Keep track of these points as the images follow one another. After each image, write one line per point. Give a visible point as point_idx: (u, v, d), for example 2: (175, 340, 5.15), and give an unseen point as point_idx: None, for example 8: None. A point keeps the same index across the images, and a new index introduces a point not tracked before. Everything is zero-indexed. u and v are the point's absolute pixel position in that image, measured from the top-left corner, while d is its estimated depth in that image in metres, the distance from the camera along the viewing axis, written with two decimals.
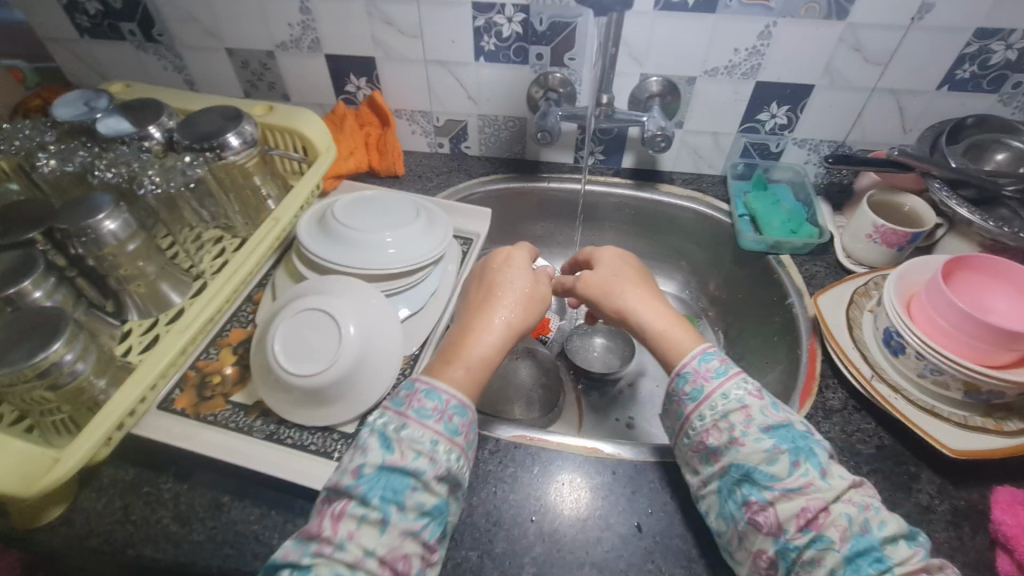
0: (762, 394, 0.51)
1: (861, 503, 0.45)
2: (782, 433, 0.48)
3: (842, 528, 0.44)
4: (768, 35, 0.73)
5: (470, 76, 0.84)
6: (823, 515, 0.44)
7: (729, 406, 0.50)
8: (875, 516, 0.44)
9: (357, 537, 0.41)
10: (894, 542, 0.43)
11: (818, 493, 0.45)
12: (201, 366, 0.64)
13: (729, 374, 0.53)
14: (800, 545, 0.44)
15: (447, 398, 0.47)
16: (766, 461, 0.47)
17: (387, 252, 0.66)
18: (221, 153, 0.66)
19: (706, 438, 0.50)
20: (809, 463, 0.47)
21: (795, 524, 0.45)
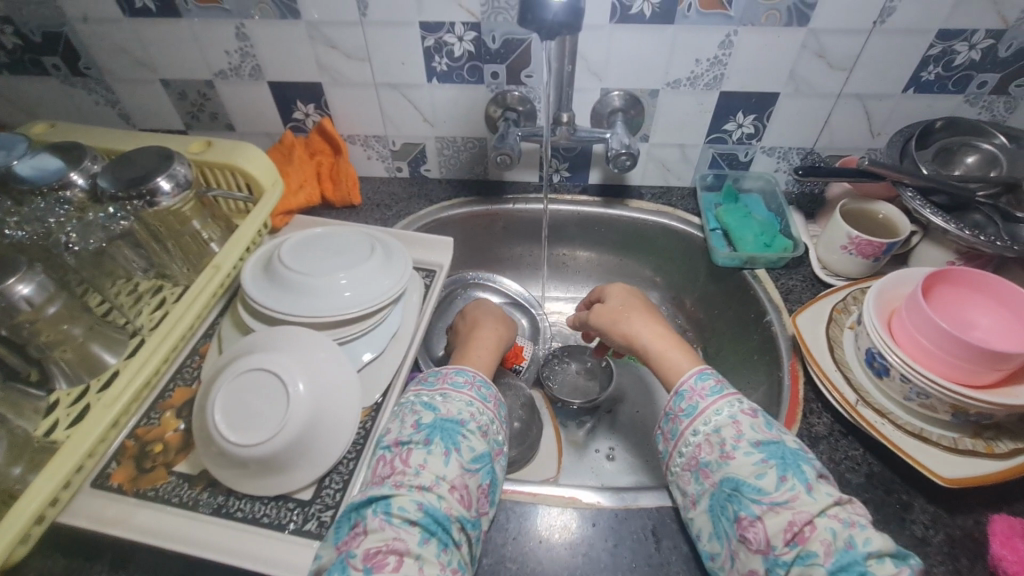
0: (755, 413, 0.52)
1: (846, 520, 0.44)
2: (771, 448, 0.49)
3: (830, 546, 0.43)
4: (729, 44, 0.70)
5: (424, 98, 0.79)
6: (809, 529, 0.44)
7: (720, 423, 0.51)
8: (860, 533, 0.43)
9: (427, 467, 0.50)
10: (879, 559, 0.42)
11: (803, 507, 0.45)
12: (141, 434, 0.58)
13: (724, 395, 0.54)
14: (788, 562, 0.44)
15: (473, 374, 0.60)
16: (754, 476, 0.47)
17: (341, 295, 0.61)
18: (152, 199, 0.60)
19: (698, 454, 0.51)
20: (797, 477, 0.47)
21: (781, 538, 0.44)
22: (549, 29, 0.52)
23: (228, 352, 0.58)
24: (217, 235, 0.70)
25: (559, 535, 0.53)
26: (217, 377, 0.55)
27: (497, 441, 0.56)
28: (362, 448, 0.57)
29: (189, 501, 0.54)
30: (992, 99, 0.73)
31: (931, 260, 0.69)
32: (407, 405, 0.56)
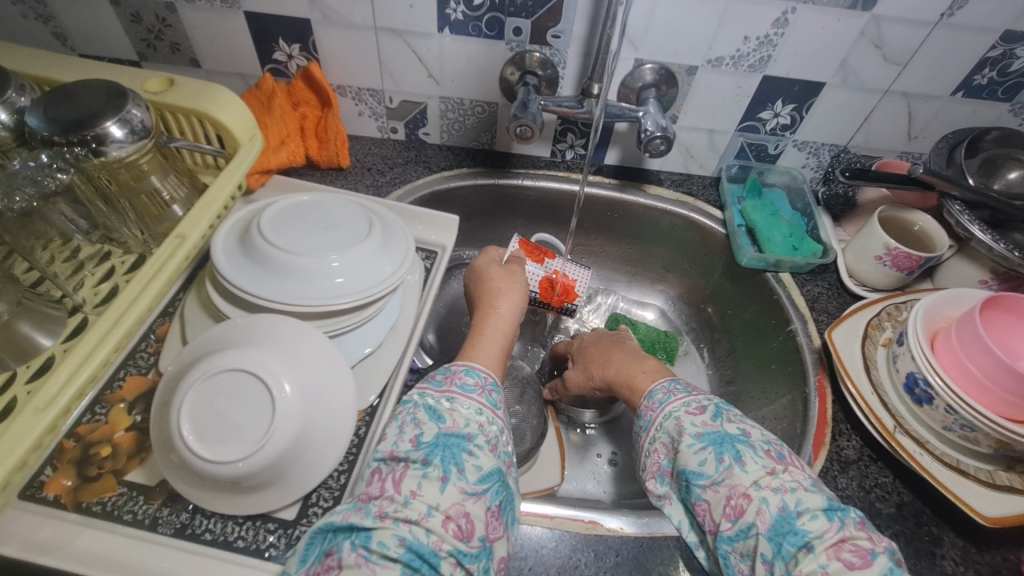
0: (701, 408, 0.49)
1: (779, 483, 0.42)
2: (710, 434, 0.46)
3: (765, 514, 0.41)
4: (784, 22, 0.63)
5: (432, 49, 0.68)
6: (744, 501, 0.42)
7: (669, 425, 0.50)
8: (791, 495, 0.41)
9: (420, 495, 0.41)
10: (811, 515, 0.40)
11: (738, 481, 0.43)
12: (83, 433, 0.48)
13: (673, 400, 0.52)
14: (733, 536, 0.42)
15: (485, 375, 0.52)
16: (696, 463, 0.45)
17: (332, 281, 0.51)
18: (99, 148, 0.49)
19: (658, 458, 0.50)
20: (731, 455, 0.44)
21: (723, 514, 0.43)
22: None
23: (197, 342, 0.48)
24: (181, 195, 0.59)
25: (579, 566, 0.48)
26: (184, 375, 0.45)
27: (508, 452, 0.48)
28: (356, 459, 0.50)
29: (145, 518, 0.45)
30: None
31: (962, 276, 0.66)
32: (407, 410, 0.48)
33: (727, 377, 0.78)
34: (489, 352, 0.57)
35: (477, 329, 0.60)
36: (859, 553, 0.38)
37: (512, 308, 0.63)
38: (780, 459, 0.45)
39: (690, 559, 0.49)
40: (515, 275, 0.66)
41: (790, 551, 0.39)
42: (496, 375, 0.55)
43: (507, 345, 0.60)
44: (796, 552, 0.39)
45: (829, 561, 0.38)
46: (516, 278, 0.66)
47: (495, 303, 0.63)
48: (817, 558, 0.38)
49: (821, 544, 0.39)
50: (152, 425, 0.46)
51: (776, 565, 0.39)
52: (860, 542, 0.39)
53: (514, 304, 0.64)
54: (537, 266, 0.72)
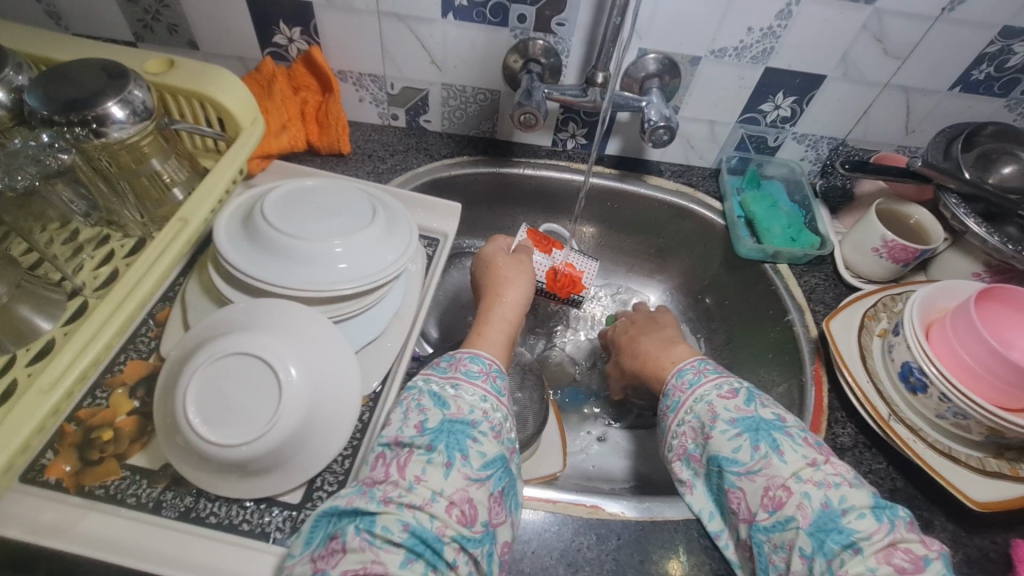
0: (734, 393, 0.50)
1: (822, 479, 0.43)
2: (745, 421, 0.47)
3: (807, 509, 0.42)
4: (787, 14, 0.63)
5: (435, 35, 0.68)
6: (785, 493, 0.43)
7: (700, 410, 0.50)
8: (836, 492, 0.42)
9: (424, 480, 0.42)
10: (859, 515, 0.41)
11: (776, 472, 0.44)
12: (84, 417, 0.48)
13: (704, 381, 0.53)
14: (768, 527, 0.43)
15: (489, 362, 0.53)
16: (731, 449, 0.46)
17: (336, 267, 0.51)
18: (99, 129, 0.48)
19: (685, 442, 0.51)
20: (768, 445, 0.45)
21: (761, 505, 0.44)
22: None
23: (201, 327, 0.48)
24: (182, 178, 0.58)
25: (581, 549, 0.49)
26: (189, 359, 0.45)
27: (511, 438, 0.49)
28: (360, 444, 0.50)
29: (148, 501, 0.45)
30: None
31: (956, 268, 0.67)
32: (412, 396, 0.48)
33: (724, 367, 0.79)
34: (493, 341, 0.57)
35: (482, 319, 0.60)
36: (910, 558, 0.39)
37: (517, 299, 0.63)
38: (819, 452, 0.46)
39: (690, 543, 0.50)
40: (522, 263, 0.67)
41: (834, 549, 0.40)
42: (501, 362, 0.55)
43: (512, 335, 0.60)
44: (840, 550, 0.40)
45: (878, 565, 0.39)
46: (523, 266, 0.67)
47: (499, 294, 0.63)
48: (865, 560, 0.39)
49: (870, 546, 0.39)
50: (156, 409, 0.46)
51: (816, 560, 0.40)
52: (911, 546, 0.40)
53: (520, 291, 0.64)
54: (544, 256, 0.74)
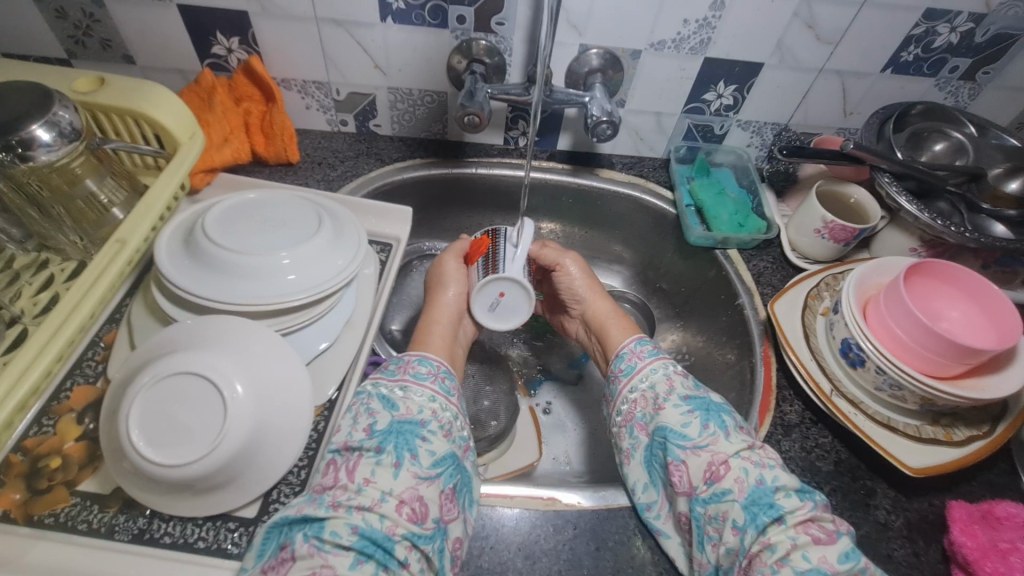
0: (687, 374, 0.55)
1: (757, 458, 0.47)
2: (697, 400, 0.51)
3: (743, 483, 0.45)
4: (720, 5, 0.64)
5: (375, 39, 0.68)
6: (724, 468, 0.46)
7: (655, 380, 0.54)
8: (770, 470, 0.46)
9: (373, 482, 0.42)
10: (786, 494, 0.45)
11: (720, 448, 0.47)
12: (30, 446, 0.47)
13: (658, 356, 0.56)
14: (706, 500, 0.46)
15: (437, 363, 0.53)
16: (681, 424, 0.49)
17: (283, 279, 0.51)
18: (26, 152, 0.47)
19: (634, 409, 0.54)
20: (717, 423, 0.49)
21: (701, 477, 0.47)
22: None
23: (145, 347, 0.48)
24: (121, 198, 0.57)
25: (539, 540, 0.50)
26: (132, 380, 0.45)
27: (463, 436, 0.50)
28: (316, 454, 0.50)
29: (100, 526, 0.45)
30: (959, 84, 0.73)
31: (895, 244, 0.70)
32: (361, 401, 0.49)
33: (683, 350, 0.80)
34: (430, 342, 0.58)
35: (424, 323, 0.60)
36: (826, 532, 0.43)
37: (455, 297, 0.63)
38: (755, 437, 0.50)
39: (644, 526, 0.52)
40: (443, 255, 0.65)
41: (764, 521, 0.43)
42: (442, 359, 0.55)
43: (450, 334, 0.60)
44: (769, 522, 0.43)
45: (798, 535, 0.42)
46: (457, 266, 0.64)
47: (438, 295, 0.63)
48: (786, 531, 0.43)
49: (793, 519, 0.43)
50: (101, 434, 0.46)
51: (747, 531, 0.43)
52: (826, 524, 0.44)
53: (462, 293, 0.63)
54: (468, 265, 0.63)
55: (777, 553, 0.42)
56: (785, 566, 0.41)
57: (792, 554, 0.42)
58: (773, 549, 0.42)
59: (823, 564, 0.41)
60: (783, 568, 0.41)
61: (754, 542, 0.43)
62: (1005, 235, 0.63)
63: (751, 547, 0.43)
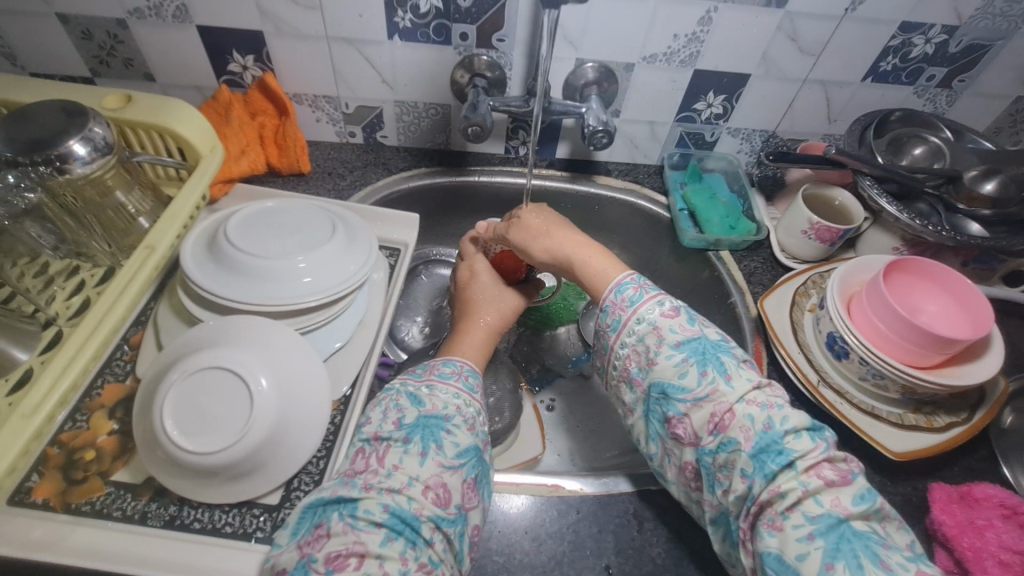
0: (676, 313, 0.53)
1: (764, 402, 0.46)
2: (692, 345, 0.50)
3: (748, 430, 0.44)
4: (708, 20, 0.68)
5: (383, 56, 0.72)
6: (729, 417, 0.46)
7: (643, 331, 0.52)
8: (777, 413, 0.45)
9: (402, 467, 0.46)
10: (796, 436, 0.44)
11: (722, 397, 0.47)
12: (66, 439, 0.50)
13: (645, 299, 0.54)
14: (714, 450, 0.46)
15: (461, 364, 0.57)
16: (677, 376, 0.49)
17: (300, 281, 0.55)
18: (63, 166, 0.51)
19: (630, 365, 0.53)
20: (715, 370, 0.48)
21: (705, 429, 0.47)
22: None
23: (174, 346, 0.51)
24: (147, 207, 0.61)
25: (544, 524, 0.53)
26: (164, 376, 0.48)
27: (483, 432, 0.53)
28: (333, 445, 0.54)
29: (134, 513, 0.48)
30: (936, 91, 0.77)
31: (879, 244, 0.73)
32: (390, 397, 0.53)
33: None
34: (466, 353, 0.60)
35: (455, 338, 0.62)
36: (838, 473, 0.42)
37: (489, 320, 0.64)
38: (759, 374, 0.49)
39: (642, 510, 0.55)
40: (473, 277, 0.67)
41: (773, 468, 0.43)
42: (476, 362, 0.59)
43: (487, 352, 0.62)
44: (778, 469, 0.43)
45: (809, 479, 0.42)
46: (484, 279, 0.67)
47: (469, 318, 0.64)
48: (797, 476, 0.42)
49: (803, 462, 0.43)
50: (135, 426, 0.49)
51: (756, 479, 0.43)
52: (839, 464, 0.43)
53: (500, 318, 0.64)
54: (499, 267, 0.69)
55: (788, 499, 0.41)
56: (796, 510, 0.41)
57: (804, 499, 0.41)
58: (783, 496, 0.41)
59: (836, 508, 0.41)
60: (794, 514, 0.41)
61: (763, 489, 0.42)
62: (980, 233, 0.66)
63: (759, 494, 0.42)
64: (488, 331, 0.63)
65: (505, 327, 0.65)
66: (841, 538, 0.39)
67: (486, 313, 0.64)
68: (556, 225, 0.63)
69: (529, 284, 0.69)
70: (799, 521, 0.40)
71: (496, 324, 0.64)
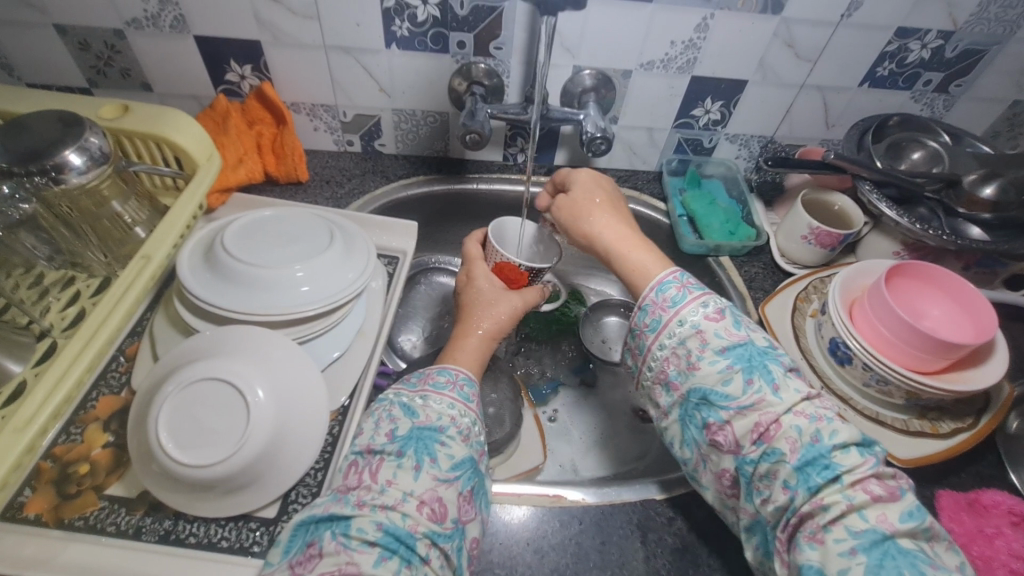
0: (721, 315, 0.50)
1: (812, 412, 0.44)
2: (737, 351, 0.48)
3: (794, 442, 0.43)
4: (705, 27, 0.68)
5: (381, 64, 0.72)
6: (774, 428, 0.44)
7: (685, 334, 0.50)
8: (826, 426, 0.43)
9: (395, 483, 0.46)
10: (845, 450, 0.42)
11: (767, 406, 0.45)
12: (60, 453, 0.50)
13: (688, 300, 0.51)
14: (755, 459, 0.44)
15: (456, 372, 0.56)
16: (721, 383, 0.47)
17: (298, 290, 0.54)
18: (58, 176, 0.50)
19: (667, 368, 0.51)
20: (762, 379, 0.46)
21: (747, 438, 0.45)
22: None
23: (170, 357, 0.50)
24: (143, 217, 0.61)
25: (546, 536, 0.52)
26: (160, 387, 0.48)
27: (479, 442, 0.52)
28: (331, 456, 0.53)
29: (128, 528, 0.47)
30: (933, 96, 0.77)
31: (880, 248, 0.73)
32: (383, 407, 0.53)
33: None
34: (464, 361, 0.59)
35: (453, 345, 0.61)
36: (886, 488, 0.41)
37: (488, 327, 0.62)
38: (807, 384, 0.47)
39: (646, 520, 0.54)
40: (473, 282, 0.66)
41: (817, 482, 0.41)
42: (472, 372, 0.58)
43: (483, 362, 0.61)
44: (823, 483, 0.41)
45: (855, 494, 0.40)
46: (483, 285, 0.66)
47: (467, 326, 0.62)
48: (842, 490, 0.41)
49: (850, 477, 0.41)
50: (130, 438, 0.48)
51: (799, 492, 0.42)
52: (887, 479, 0.42)
53: (499, 326, 0.63)
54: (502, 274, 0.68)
55: (831, 512, 0.40)
56: (840, 525, 0.40)
57: (849, 514, 0.40)
58: (827, 509, 0.40)
59: (882, 524, 0.39)
60: (838, 529, 0.39)
61: (806, 502, 0.41)
62: (982, 237, 0.66)
63: (802, 507, 0.41)
64: (484, 340, 0.61)
65: (503, 333, 0.63)
66: (887, 555, 0.38)
67: (482, 322, 0.62)
68: (605, 207, 0.62)
69: (535, 289, 0.68)
70: (843, 535, 0.39)
71: (492, 331, 0.62)
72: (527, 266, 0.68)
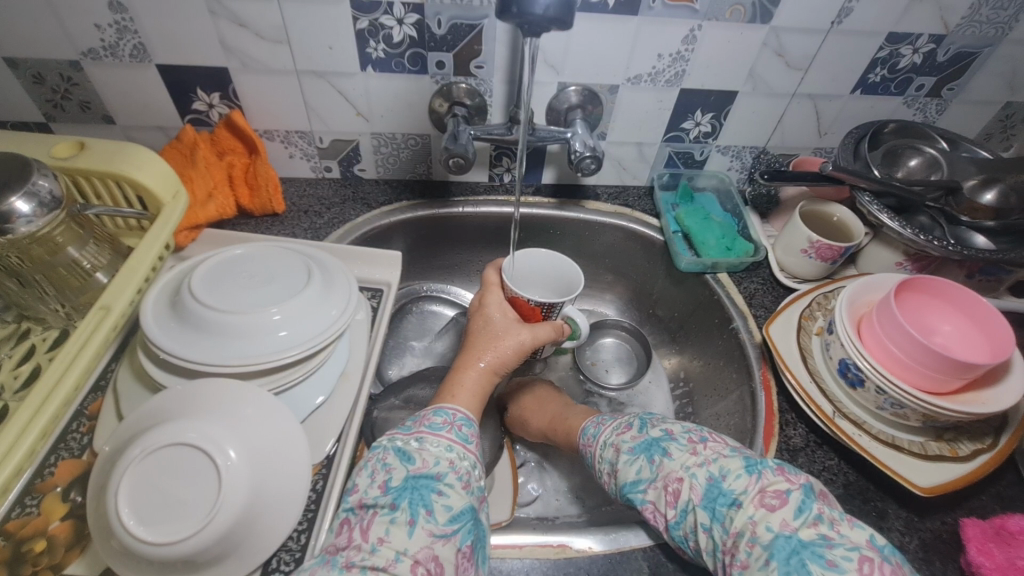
0: (628, 426, 0.57)
1: (703, 458, 0.49)
2: (640, 445, 0.53)
3: (696, 487, 0.47)
4: (692, 39, 0.66)
5: (357, 87, 0.68)
6: (678, 483, 0.49)
7: (608, 451, 0.56)
8: (717, 465, 0.48)
9: (387, 541, 0.42)
10: (738, 476, 0.47)
11: (669, 468, 0.50)
12: (11, 530, 0.45)
13: (604, 430, 0.59)
14: (678, 522, 0.48)
15: (454, 412, 0.53)
16: (635, 476, 0.52)
17: (274, 336, 0.50)
18: (4, 225, 0.46)
19: (608, 485, 0.56)
20: (659, 454, 0.51)
21: (667, 505, 0.49)
22: (535, 22, 0.47)
23: (134, 418, 0.46)
24: (103, 262, 0.56)
25: None
26: (120, 455, 0.43)
27: (480, 488, 0.49)
28: (316, 515, 0.49)
29: None
30: (926, 101, 0.76)
31: (882, 259, 0.71)
32: (377, 456, 0.48)
33: (681, 376, 0.81)
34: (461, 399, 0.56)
35: (449, 382, 0.58)
36: (779, 495, 0.44)
37: (488, 363, 0.59)
38: (698, 436, 0.52)
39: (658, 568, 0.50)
40: (482, 310, 0.63)
41: (723, 513, 0.45)
42: (471, 413, 0.55)
43: (480, 404, 0.57)
44: (728, 512, 0.45)
45: (755, 511, 0.44)
46: (491, 316, 0.62)
47: (466, 361, 0.59)
48: (744, 511, 0.44)
49: (748, 497, 0.45)
50: (88, 510, 0.44)
51: (715, 529, 0.45)
52: (778, 485, 0.45)
53: (503, 361, 0.60)
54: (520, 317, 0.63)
55: (746, 536, 0.43)
56: (755, 544, 0.42)
57: (756, 530, 0.43)
58: (742, 534, 0.43)
59: (785, 528, 0.42)
60: (754, 547, 0.42)
61: (723, 536, 0.44)
62: (986, 245, 0.64)
63: (723, 543, 0.44)
64: (485, 374, 0.58)
65: (506, 368, 0.60)
66: (794, 554, 0.40)
67: (483, 355, 0.59)
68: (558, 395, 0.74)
69: (550, 325, 0.62)
70: (756, 552, 0.41)
71: (493, 366, 0.59)
72: (538, 301, 0.62)
